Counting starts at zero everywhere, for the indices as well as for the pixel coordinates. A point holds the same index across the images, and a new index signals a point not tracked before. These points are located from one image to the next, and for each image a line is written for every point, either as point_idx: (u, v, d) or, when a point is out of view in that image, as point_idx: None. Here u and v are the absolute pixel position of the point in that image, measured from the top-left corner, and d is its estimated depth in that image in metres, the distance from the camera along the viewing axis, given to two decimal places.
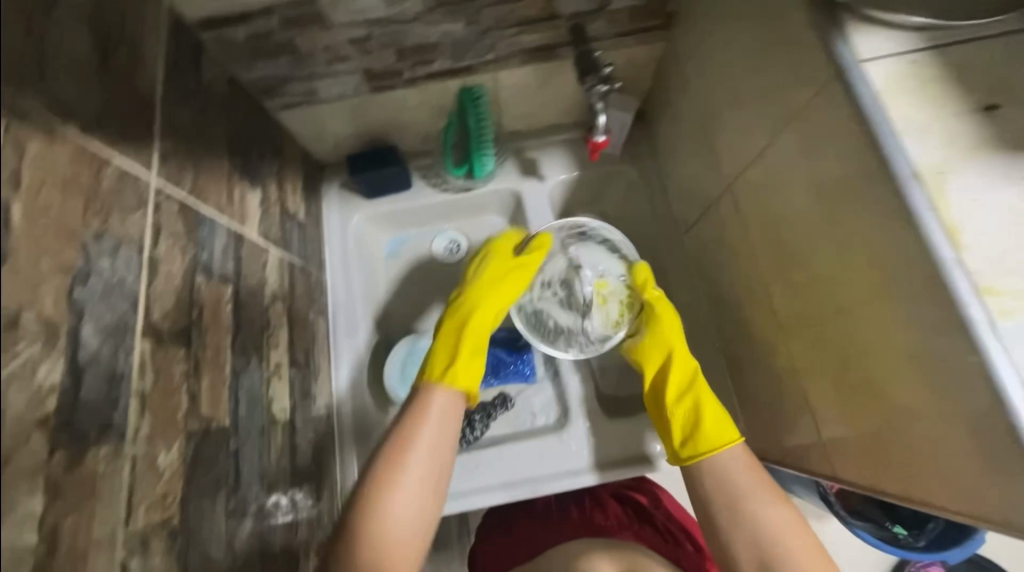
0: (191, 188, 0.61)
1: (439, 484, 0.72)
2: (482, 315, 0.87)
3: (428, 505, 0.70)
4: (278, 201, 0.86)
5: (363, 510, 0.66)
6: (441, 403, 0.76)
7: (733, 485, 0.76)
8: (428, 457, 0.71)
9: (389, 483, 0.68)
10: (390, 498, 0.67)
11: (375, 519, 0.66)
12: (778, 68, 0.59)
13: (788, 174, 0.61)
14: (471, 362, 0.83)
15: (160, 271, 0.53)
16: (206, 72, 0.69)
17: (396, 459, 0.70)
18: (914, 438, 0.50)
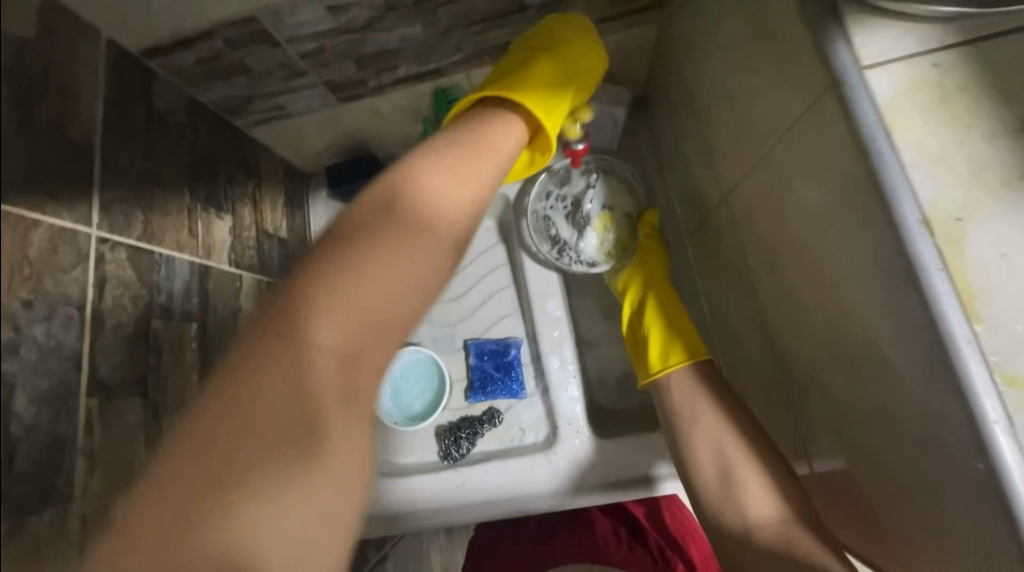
0: (142, 232, 0.60)
1: (424, 289, 0.45)
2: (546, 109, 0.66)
3: (409, 306, 0.44)
4: (253, 221, 0.84)
5: (295, 321, 0.39)
6: (455, 149, 0.53)
7: (697, 403, 0.72)
8: (423, 259, 0.45)
9: (346, 281, 0.41)
10: (334, 306, 0.40)
11: (316, 364, 0.39)
12: (768, 65, 0.49)
13: (780, 195, 0.52)
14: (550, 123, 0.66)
15: (109, 324, 0.54)
16: (157, 103, 0.67)
17: (366, 251, 0.42)
18: (912, 524, 0.43)
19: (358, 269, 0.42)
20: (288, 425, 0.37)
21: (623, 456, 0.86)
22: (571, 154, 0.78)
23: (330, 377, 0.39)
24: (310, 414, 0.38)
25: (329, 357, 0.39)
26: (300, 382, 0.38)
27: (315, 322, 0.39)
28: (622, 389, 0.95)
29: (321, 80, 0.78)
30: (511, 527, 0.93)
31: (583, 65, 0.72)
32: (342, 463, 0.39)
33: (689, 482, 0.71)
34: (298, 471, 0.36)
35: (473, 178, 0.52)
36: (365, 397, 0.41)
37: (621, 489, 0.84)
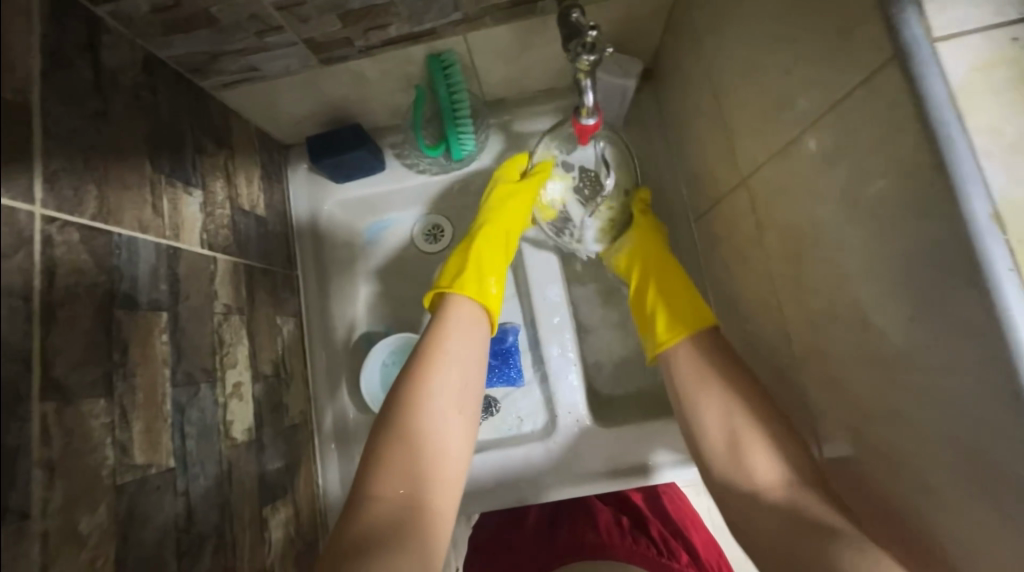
0: (97, 209, 0.53)
1: (466, 395, 0.66)
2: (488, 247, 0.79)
3: (455, 407, 0.65)
4: (226, 198, 0.75)
5: (388, 544, 0.54)
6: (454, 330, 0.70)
7: (700, 371, 0.66)
8: (453, 378, 0.66)
9: (408, 423, 0.61)
10: (393, 469, 0.59)
11: (411, 511, 0.57)
12: (816, 34, 0.44)
13: (813, 182, 0.48)
14: (482, 288, 0.74)
15: (62, 317, 0.47)
16: (107, 58, 0.58)
17: (414, 408, 0.62)
18: (945, 528, 0.42)
19: (410, 407, 0.62)
20: (398, 526, 0.55)
21: (616, 451, 0.82)
22: (581, 129, 0.72)
23: (418, 475, 0.59)
24: (416, 521, 0.57)
25: (399, 505, 0.57)
26: (413, 541, 0.55)
27: (395, 449, 0.60)
28: (624, 376, 0.92)
29: (300, 38, 0.69)
30: (514, 528, 0.92)
31: (517, 201, 0.84)
32: (448, 505, 0.61)
33: (697, 455, 0.64)
34: (425, 541, 0.56)
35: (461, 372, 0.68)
36: (451, 472, 0.62)
37: (627, 476, 0.81)
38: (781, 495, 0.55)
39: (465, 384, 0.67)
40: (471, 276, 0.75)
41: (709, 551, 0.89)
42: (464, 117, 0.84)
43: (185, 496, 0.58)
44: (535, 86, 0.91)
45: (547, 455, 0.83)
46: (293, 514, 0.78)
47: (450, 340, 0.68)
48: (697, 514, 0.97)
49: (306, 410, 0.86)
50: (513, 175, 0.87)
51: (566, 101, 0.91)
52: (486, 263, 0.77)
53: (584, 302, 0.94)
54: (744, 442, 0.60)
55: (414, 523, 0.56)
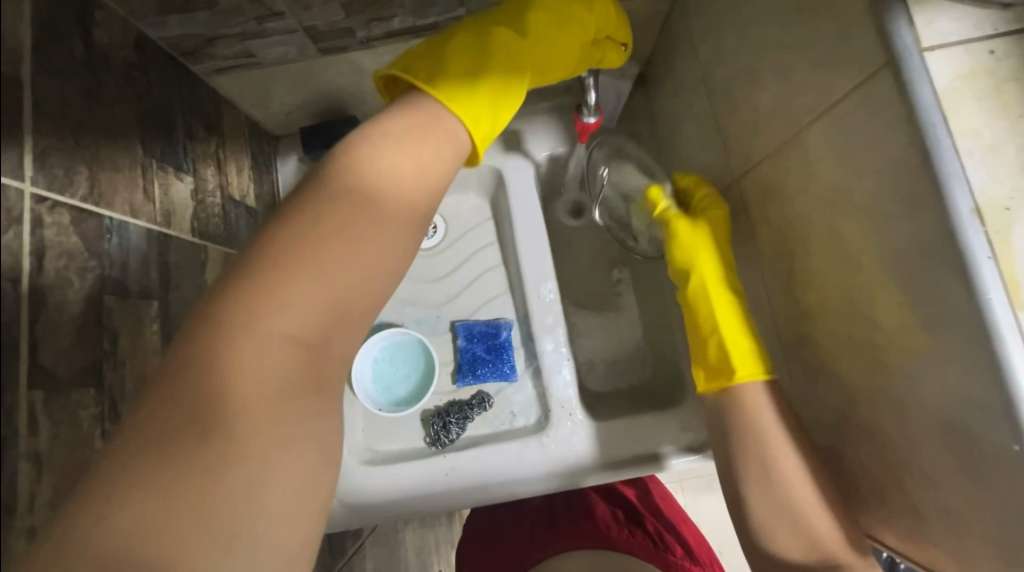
0: (87, 190, 0.50)
1: (352, 290, 0.41)
2: (484, 76, 0.58)
3: (339, 315, 0.40)
4: (217, 185, 0.73)
5: (173, 451, 0.33)
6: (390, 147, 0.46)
7: (766, 424, 0.57)
8: (333, 265, 0.40)
9: (231, 328, 0.36)
10: (272, 308, 0.37)
11: (212, 448, 0.34)
12: (812, 43, 0.47)
13: (806, 181, 0.52)
14: (496, 113, 0.58)
15: (51, 301, 0.44)
16: (99, 36, 0.55)
17: (286, 274, 0.38)
18: (931, 505, 0.45)
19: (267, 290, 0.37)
20: (220, 447, 0.34)
21: (610, 445, 0.83)
22: (582, 128, 0.74)
23: (255, 394, 0.36)
24: (203, 484, 0.33)
25: (207, 410, 0.35)
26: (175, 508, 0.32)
27: (204, 352, 0.35)
28: (615, 372, 0.93)
29: (301, 25, 0.68)
30: (511, 521, 0.91)
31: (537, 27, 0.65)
32: (270, 469, 0.36)
33: (735, 500, 0.59)
34: (212, 517, 0.33)
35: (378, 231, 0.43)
36: (300, 405, 0.38)
37: (625, 469, 0.82)
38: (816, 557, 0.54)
39: (368, 278, 0.42)
40: (468, 99, 0.56)
41: (698, 547, 0.90)
42: None
43: None
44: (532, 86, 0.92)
45: (542, 451, 0.84)
46: None
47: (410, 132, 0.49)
48: (684, 513, 0.99)
49: None
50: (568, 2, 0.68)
51: (561, 103, 0.93)
52: (483, 93, 0.57)
53: (577, 299, 0.96)
54: (809, 511, 0.54)
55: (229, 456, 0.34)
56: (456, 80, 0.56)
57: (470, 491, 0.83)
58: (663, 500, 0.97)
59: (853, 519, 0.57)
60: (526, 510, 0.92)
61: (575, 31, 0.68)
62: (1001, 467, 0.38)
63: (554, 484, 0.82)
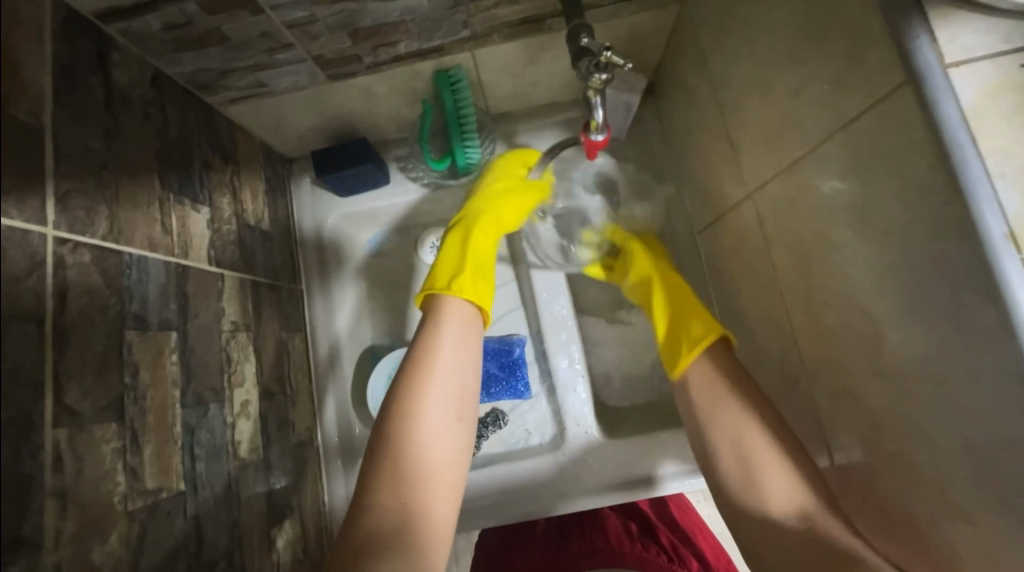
0: (107, 229, 0.52)
1: (462, 401, 0.67)
2: (467, 254, 0.78)
3: (451, 397, 0.66)
4: (233, 213, 0.75)
5: (391, 561, 0.55)
6: (466, 355, 0.69)
7: (718, 391, 0.65)
8: (444, 398, 0.65)
9: (387, 484, 0.59)
10: (421, 379, 0.65)
11: (389, 552, 0.56)
12: (826, 56, 0.46)
13: (823, 198, 0.50)
14: (481, 285, 0.76)
15: (74, 340, 0.46)
16: (117, 76, 0.57)
17: (428, 363, 0.67)
18: (969, 545, 0.42)
19: (422, 366, 0.66)
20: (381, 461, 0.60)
21: (626, 461, 0.81)
22: (589, 144, 0.73)
23: (428, 496, 0.60)
24: (415, 547, 0.57)
25: (398, 522, 0.58)
26: (407, 568, 0.56)
27: (381, 487, 0.59)
28: (631, 387, 0.91)
29: (309, 54, 0.70)
30: (522, 539, 0.90)
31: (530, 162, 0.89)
32: (444, 526, 0.61)
33: (705, 460, 0.65)
34: (428, 559, 0.58)
35: (466, 404, 0.67)
36: (449, 485, 0.63)
37: (642, 489, 0.80)
38: (796, 525, 0.55)
39: (463, 396, 0.67)
40: (467, 276, 0.75)
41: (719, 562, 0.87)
42: (472, 133, 0.85)
43: (194, 517, 0.57)
44: (539, 100, 0.92)
45: (558, 468, 0.82)
46: (299, 532, 0.77)
47: (454, 314, 0.72)
48: (705, 525, 0.97)
49: (311, 424, 0.85)
50: (512, 170, 0.88)
51: (570, 115, 0.92)
52: (473, 265, 0.77)
53: (591, 313, 0.94)
54: (759, 460, 0.59)
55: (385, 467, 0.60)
56: (463, 282, 0.75)
57: (486, 511, 0.82)
58: (684, 517, 0.93)
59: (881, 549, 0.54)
60: (538, 528, 0.91)
61: (521, 204, 0.85)
62: None
63: (570, 505, 0.80)
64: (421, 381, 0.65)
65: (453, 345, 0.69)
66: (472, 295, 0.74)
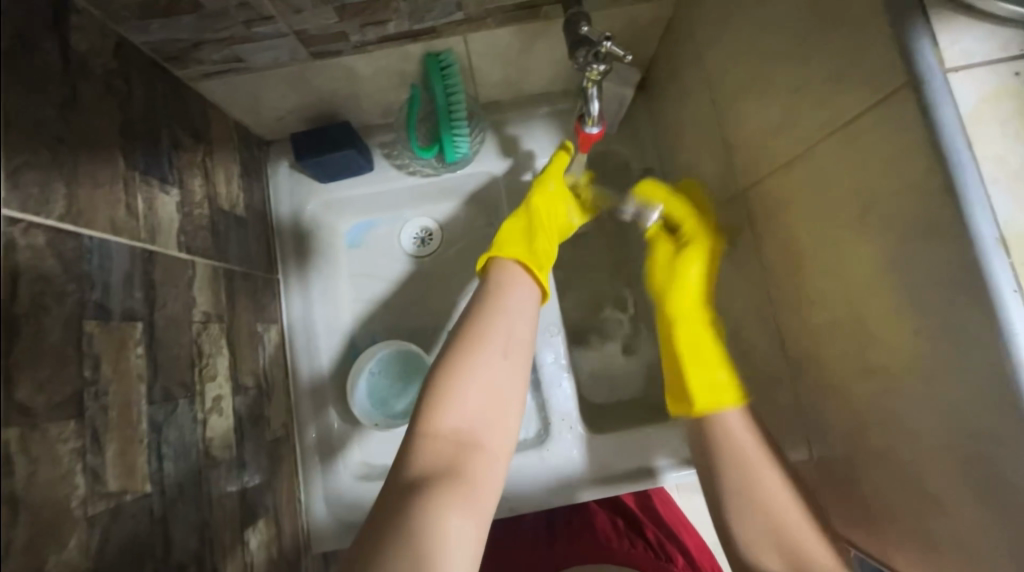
0: (65, 209, 0.47)
1: (516, 338, 0.66)
2: (534, 228, 0.77)
3: (504, 330, 0.65)
4: (205, 196, 0.70)
5: (430, 484, 0.54)
6: (520, 292, 0.70)
7: (742, 454, 0.61)
8: (501, 336, 0.65)
9: (432, 411, 0.59)
10: (476, 313, 0.66)
11: (431, 474, 0.55)
12: (827, 57, 0.46)
13: (816, 199, 0.50)
14: (541, 256, 0.75)
15: (25, 331, 0.42)
16: (76, 42, 0.52)
17: (484, 299, 0.68)
18: (946, 537, 0.44)
19: (482, 300, 0.68)
20: (437, 390, 0.61)
21: (611, 457, 0.82)
22: (584, 137, 0.71)
23: (473, 427, 0.60)
24: (467, 477, 0.56)
25: (451, 446, 0.58)
26: (447, 493, 0.54)
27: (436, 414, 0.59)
28: (615, 383, 0.92)
29: (291, 29, 0.65)
30: (510, 536, 0.90)
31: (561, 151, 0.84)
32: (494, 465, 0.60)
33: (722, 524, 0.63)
34: (475, 492, 0.56)
35: (519, 342, 0.66)
36: (498, 418, 0.62)
37: (622, 484, 0.81)
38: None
39: (517, 332, 0.66)
40: (530, 250, 0.74)
41: (703, 555, 0.88)
42: (462, 121, 0.82)
43: (161, 520, 0.54)
44: (530, 90, 0.90)
45: (540, 464, 0.82)
46: (274, 533, 0.74)
47: (506, 263, 0.72)
48: (686, 520, 0.96)
49: (286, 420, 0.82)
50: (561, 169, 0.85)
51: (561, 108, 0.91)
52: (532, 240, 0.76)
53: (577, 309, 0.94)
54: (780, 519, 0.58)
55: (439, 395, 0.60)
56: (527, 253, 0.74)
57: None
58: (670, 511, 0.94)
59: (855, 540, 0.56)
60: (526, 523, 0.91)
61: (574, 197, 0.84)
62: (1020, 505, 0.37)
63: (553, 500, 0.81)
64: (477, 314, 0.66)
65: (515, 290, 0.70)
66: (531, 264, 0.73)
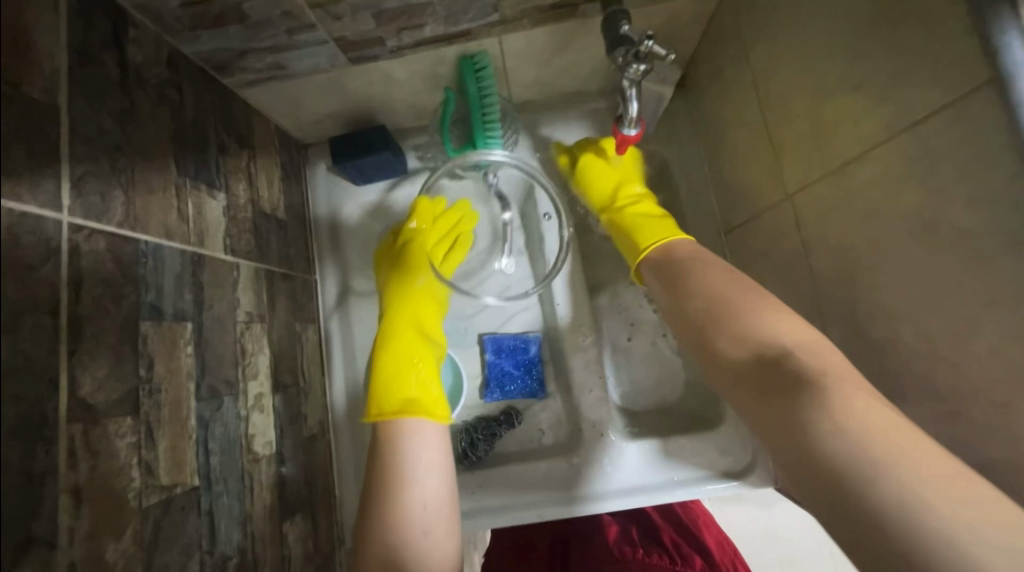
0: (123, 215, 0.50)
1: (435, 483, 0.66)
2: (399, 343, 0.77)
3: (417, 481, 0.64)
4: (249, 200, 0.72)
5: None
6: (429, 436, 0.68)
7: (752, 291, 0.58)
8: (418, 494, 0.64)
9: None
10: (384, 479, 0.64)
11: None
12: (894, 53, 0.42)
13: (878, 205, 0.47)
14: (411, 385, 0.73)
15: (88, 332, 0.44)
16: (133, 55, 0.54)
17: (390, 456, 0.66)
18: None
19: (386, 455, 0.66)
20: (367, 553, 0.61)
21: (644, 468, 0.80)
22: (621, 139, 0.69)
23: None
24: None
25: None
26: None
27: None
28: (648, 389, 0.89)
29: (331, 36, 0.67)
30: (526, 548, 0.89)
31: (408, 229, 0.87)
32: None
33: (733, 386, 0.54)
34: None
35: (442, 484, 0.66)
36: (442, 567, 0.62)
37: (659, 495, 0.78)
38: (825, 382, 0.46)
39: (436, 478, 0.66)
40: (388, 374, 0.73)
41: (725, 553, 0.83)
42: (495, 122, 0.81)
43: (208, 512, 0.56)
44: (564, 90, 0.88)
45: (571, 470, 0.81)
46: (310, 527, 0.77)
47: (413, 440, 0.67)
48: (710, 518, 0.94)
49: (322, 417, 0.84)
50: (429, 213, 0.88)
51: (596, 107, 0.89)
52: (394, 360, 0.75)
53: (610, 312, 0.92)
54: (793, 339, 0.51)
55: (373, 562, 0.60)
56: (400, 387, 0.72)
57: (497, 511, 0.80)
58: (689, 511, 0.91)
59: None
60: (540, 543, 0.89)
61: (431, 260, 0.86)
62: None
63: (584, 508, 0.78)
64: (387, 481, 0.64)
65: (416, 437, 0.68)
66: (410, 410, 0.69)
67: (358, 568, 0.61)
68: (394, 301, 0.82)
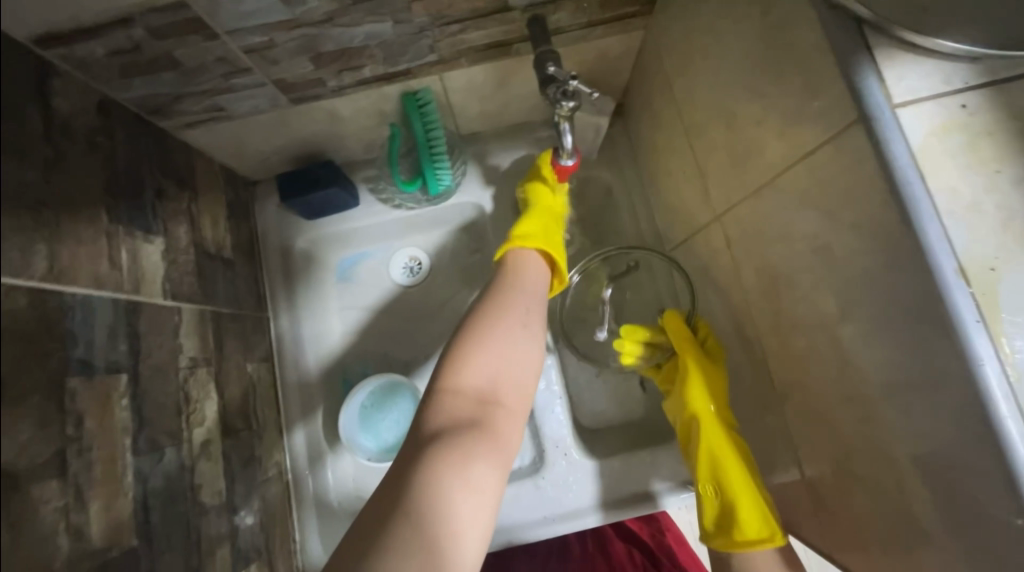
0: (47, 269, 0.48)
1: (533, 312, 0.69)
2: (559, 207, 0.81)
3: (518, 300, 0.69)
4: (191, 242, 0.71)
5: (451, 440, 0.55)
6: (538, 273, 0.74)
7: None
8: (519, 310, 0.68)
9: (455, 374, 0.62)
10: (498, 292, 0.69)
11: (460, 429, 0.57)
12: (785, 91, 0.47)
13: (788, 226, 0.51)
14: (553, 239, 0.78)
15: (6, 394, 0.42)
16: (58, 105, 0.54)
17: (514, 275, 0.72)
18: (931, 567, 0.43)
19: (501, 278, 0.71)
20: (461, 351, 0.64)
21: (610, 482, 0.81)
22: (559, 169, 0.73)
23: (496, 392, 0.62)
24: (490, 429, 0.59)
25: (473, 403, 0.60)
26: (474, 446, 0.55)
27: (457, 374, 0.62)
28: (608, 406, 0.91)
29: (270, 79, 0.67)
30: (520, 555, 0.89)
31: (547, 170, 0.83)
32: (512, 424, 0.62)
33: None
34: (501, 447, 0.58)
35: (537, 312, 0.70)
36: (518, 382, 0.65)
37: (627, 509, 0.79)
38: None
39: (536, 310, 0.70)
40: (544, 224, 0.78)
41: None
42: (443, 156, 0.84)
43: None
44: (510, 120, 0.91)
45: (541, 490, 0.81)
46: None
47: (528, 265, 0.73)
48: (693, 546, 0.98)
49: (279, 459, 0.82)
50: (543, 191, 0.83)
51: (541, 136, 0.92)
52: (546, 217, 0.79)
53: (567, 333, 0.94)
54: None
55: (458, 358, 0.63)
56: (549, 229, 0.78)
57: None
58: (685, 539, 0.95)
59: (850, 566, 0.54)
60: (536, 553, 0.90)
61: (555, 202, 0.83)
62: (1000, 534, 0.36)
63: (556, 528, 0.79)
64: (495, 290, 0.70)
65: (529, 271, 0.73)
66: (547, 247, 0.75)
67: (443, 362, 0.64)
68: (545, 188, 0.81)
